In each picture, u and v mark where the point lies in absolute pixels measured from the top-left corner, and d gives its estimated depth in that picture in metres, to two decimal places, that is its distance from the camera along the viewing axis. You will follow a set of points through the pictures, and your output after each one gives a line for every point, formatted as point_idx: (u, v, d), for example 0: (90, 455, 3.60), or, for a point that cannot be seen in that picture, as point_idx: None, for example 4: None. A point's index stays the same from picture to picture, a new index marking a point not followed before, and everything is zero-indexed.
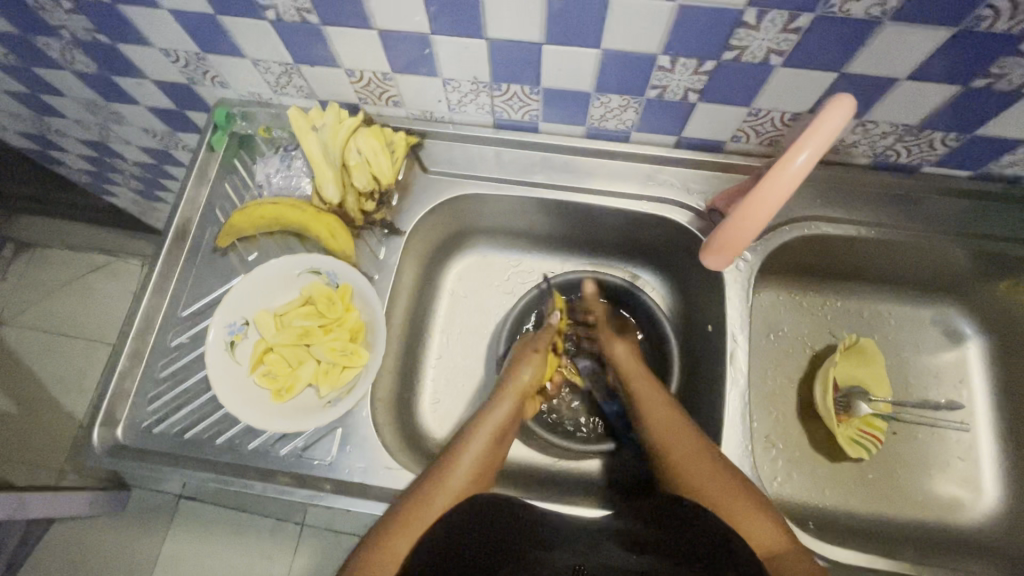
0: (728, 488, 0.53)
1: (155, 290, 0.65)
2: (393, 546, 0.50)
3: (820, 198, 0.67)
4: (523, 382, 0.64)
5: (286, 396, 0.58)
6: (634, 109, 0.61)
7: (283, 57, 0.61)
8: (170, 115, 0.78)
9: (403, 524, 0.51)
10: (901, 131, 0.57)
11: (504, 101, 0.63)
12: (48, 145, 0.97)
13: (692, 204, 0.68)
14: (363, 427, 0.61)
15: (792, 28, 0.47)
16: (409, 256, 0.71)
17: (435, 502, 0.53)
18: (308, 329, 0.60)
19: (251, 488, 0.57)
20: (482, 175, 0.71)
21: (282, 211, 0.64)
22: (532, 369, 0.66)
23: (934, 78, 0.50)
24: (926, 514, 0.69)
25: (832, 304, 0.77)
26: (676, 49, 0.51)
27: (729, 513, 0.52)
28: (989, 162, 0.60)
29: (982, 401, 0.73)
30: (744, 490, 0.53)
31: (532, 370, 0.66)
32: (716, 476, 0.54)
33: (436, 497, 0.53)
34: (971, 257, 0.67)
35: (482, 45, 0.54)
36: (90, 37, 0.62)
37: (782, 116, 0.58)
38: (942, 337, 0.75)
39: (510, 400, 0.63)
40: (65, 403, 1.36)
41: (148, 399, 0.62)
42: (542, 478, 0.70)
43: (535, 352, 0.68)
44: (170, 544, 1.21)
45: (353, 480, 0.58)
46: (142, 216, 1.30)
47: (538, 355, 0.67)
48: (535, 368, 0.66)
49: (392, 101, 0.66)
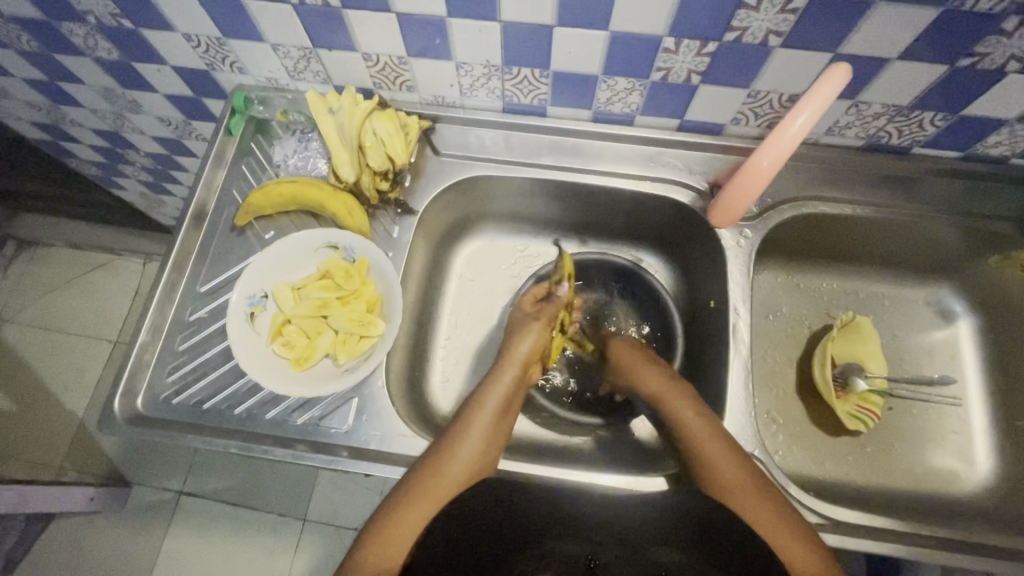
0: (743, 484, 0.53)
1: (175, 266, 0.67)
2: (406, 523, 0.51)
3: (816, 179, 0.70)
4: (524, 352, 0.63)
5: (304, 365, 0.60)
6: (639, 91, 0.64)
7: (302, 41, 0.63)
8: (186, 102, 0.80)
9: (411, 504, 0.52)
10: (893, 111, 0.60)
11: (514, 84, 0.66)
12: (61, 136, 0.98)
13: (694, 185, 0.71)
14: (378, 397, 0.63)
15: (791, 9, 0.50)
16: (421, 235, 0.74)
17: (437, 488, 0.53)
18: (326, 301, 0.62)
19: (270, 455, 0.59)
20: (492, 158, 0.73)
21: (298, 189, 0.66)
22: (532, 339, 0.64)
23: (925, 56, 0.53)
24: (923, 485, 0.71)
25: (829, 285, 0.80)
26: (681, 31, 0.54)
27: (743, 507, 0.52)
28: (976, 142, 0.64)
29: (974, 377, 0.76)
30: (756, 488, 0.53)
31: (534, 341, 0.64)
32: (733, 469, 0.54)
33: (439, 480, 0.54)
34: (961, 236, 0.70)
35: (496, 28, 0.57)
36: (114, 23, 0.64)
37: (780, 97, 0.61)
38: (934, 316, 0.78)
39: (513, 369, 0.62)
40: (66, 399, 1.36)
41: (167, 371, 0.64)
42: (551, 452, 0.71)
43: (537, 322, 0.66)
44: (170, 540, 1.21)
45: (369, 448, 0.60)
46: (148, 211, 1.31)
47: (537, 324, 0.66)
48: (534, 337, 0.65)
49: (405, 86, 0.69)
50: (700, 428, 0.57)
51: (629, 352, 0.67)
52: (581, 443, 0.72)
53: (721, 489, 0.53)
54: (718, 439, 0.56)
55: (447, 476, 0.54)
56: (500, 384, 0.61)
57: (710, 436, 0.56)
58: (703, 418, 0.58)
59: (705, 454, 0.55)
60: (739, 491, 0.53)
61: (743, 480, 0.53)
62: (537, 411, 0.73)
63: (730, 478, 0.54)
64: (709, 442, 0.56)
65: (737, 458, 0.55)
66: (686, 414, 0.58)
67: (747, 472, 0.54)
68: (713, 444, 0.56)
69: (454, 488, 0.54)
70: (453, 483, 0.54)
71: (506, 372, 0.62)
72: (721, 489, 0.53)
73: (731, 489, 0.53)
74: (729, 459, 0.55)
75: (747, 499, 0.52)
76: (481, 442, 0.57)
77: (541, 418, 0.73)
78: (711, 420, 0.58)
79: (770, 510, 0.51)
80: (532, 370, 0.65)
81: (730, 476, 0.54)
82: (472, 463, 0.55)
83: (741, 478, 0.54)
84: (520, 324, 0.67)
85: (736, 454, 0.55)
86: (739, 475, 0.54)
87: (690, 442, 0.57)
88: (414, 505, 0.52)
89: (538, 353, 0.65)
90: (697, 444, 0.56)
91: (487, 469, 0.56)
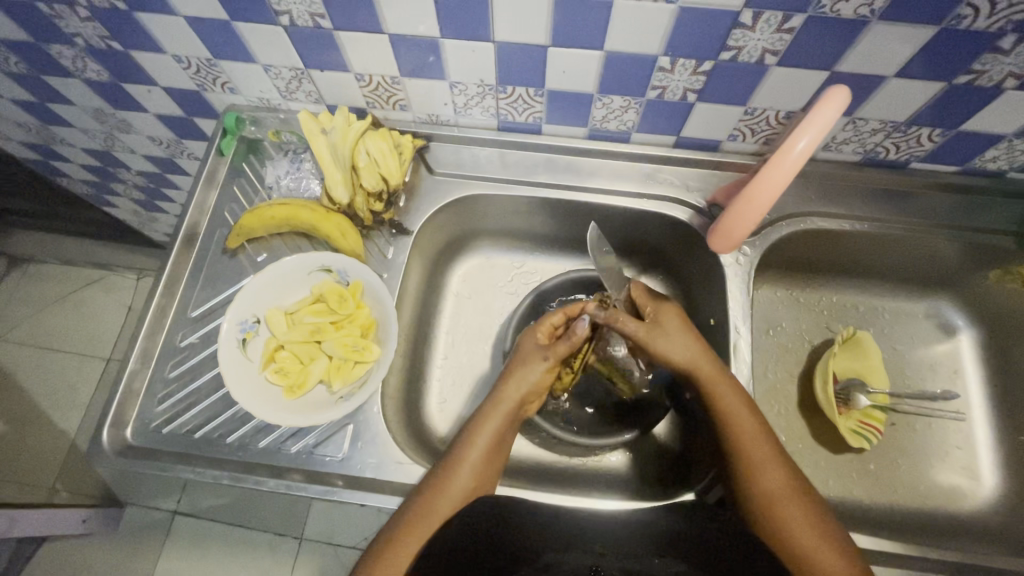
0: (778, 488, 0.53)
1: (165, 291, 0.66)
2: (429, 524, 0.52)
3: (814, 195, 0.70)
4: (529, 383, 0.60)
5: (298, 392, 0.59)
6: (635, 109, 0.63)
7: (294, 62, 0.62)
8: (177, 122, 0.79)
9: (420, 518, 0.53)
10: (890, 127, 0.60)
11: (508, 103, 0.65)
12: (51, 155, 0.97)
13: (691, 202, 0.70)
14: (373, 424, 0.61)
15: (786, 28, 0.50)
16: (416, 255, 0.73)
17: (446, 505, 0.53)
18: (320, 326, 0.61)
19: (263, 486, 0.57)
20: (487, 176, 0.73)
21: (291, 211, 0.65)
22: (538, 375, 0.60)
23: (920, 74, 0.52)
24: (928, 502, 0.70)
25: (829, 300, 0.79)
26: (676, 50, 0.53)
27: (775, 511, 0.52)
28: (974, 157, 0.63)
29: (977, 391, 0.75)
30: (793, 491, 0.53)
31: (528, 387, 0.60)
32: (772, 473, 0.53)
33: (460, 483, 0.54)
34: (959, 251, 0.70)
35: (489, 48, 0.56)
36: (103, 45, 0.63)
37: (776, 114, 0.61)
38: (934, 329, 0.78)
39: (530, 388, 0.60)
40: (58, 419, 1.33)
41: (157, 400, 0.62)
42: (552, 475, 0.70)
43: (545, 360, 0.61)
44: (164, 562, 1.18)
45: (365, 476, 0.59)
46: (142, 228, 1.29)
47: (545, 362, 0.60)
48: (539, 375, 0.60)
49: (399, 106, 0.68)
50: (749, 430, 0.55)
51: (677, 324, 0.61)
52: (581, 465, 0.71)
53: (757, 497, 0.53)
54: (763, 445, 0.55)
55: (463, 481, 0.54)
56: (511, 405, 0.59)
57: (757, 441, 0.55)
58: (754, 419, 0.56)
59: (747, 459, 0.54)
60: (777, 503, 0.52)
61: (784, 491, 0.53)
62: (535, 433, 0.72)
63: (771, 486, 0.53)
64: (756, 447, 0.55)
65: (780, 467, 0.54)
66: (736, 414, 0.56)
67: (791, 481, 0.53)
68: (758, 450, 0.54)
69: (457, 507, 0.53)
70: (458, 502, 0.54)
71: (507, 389, 0.60)
72: (757, 497, 0.53)
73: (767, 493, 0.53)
74: (772, 466, 0.54)
75: (784, 510, 0.52)
76: (481, 466, 0.56)
77: (541, 438, 0.71)
78: (759, 422, 0.56)
79: (807, 525, 0.51)
80: (529, 405, 0.62)
81: (769, 485, 0.53)
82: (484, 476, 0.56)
83: (781, 487, 0.53)
84: (527, 356, 0.62)
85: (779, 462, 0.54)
86: (779, 485, 0.53)
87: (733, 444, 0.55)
88: (423, 520, 0.52)
89: (535, 392, 0.61)
90: (741, 448, 0.55)
91: (484, 493, 0.56)
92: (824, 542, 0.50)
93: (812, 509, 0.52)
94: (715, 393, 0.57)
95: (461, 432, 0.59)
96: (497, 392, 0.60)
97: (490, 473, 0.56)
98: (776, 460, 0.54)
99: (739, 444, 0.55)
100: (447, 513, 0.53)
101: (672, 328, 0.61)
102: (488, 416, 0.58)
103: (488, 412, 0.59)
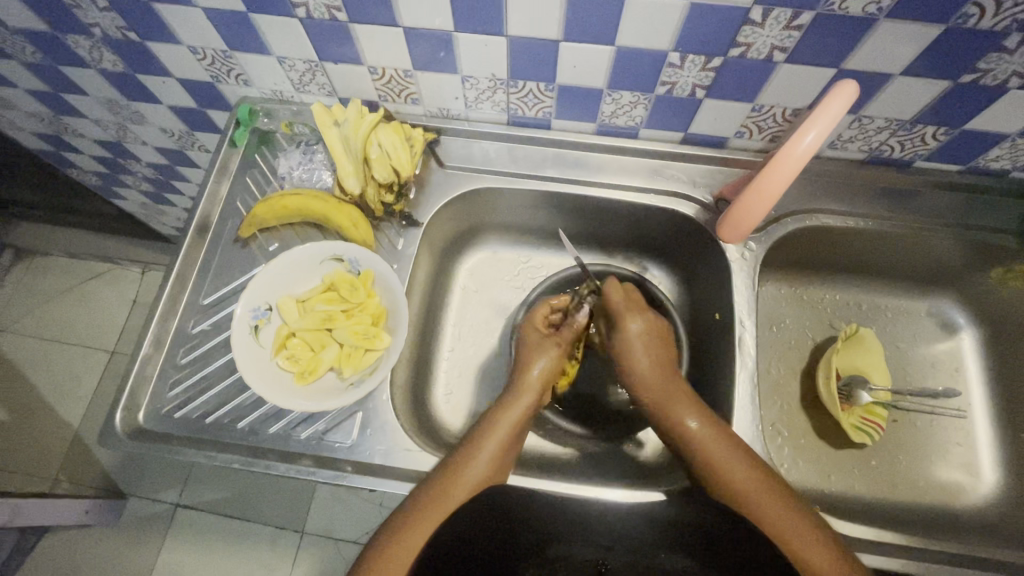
0: (753, 486, 0.53)
1: (177, 279, 0.67)
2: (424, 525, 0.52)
3: (819, 192, 0.70)
4: (540, 375, 0.61)
5: (309, 378, 0.60)
6: (644, 105, 0.64)
7: (309, 55, 0.63)
8: (191, 114, 0.80)
9: (416, 516, 0.53)
10: (895, 125, 0.61)
11: (519, 98, 0.66)
12: (62, 146, 0.98)
13: (698, 198, 0.71)
14: (382, 411, 0.62)
15: (795, 26, 0.51)
16: (425, 247, 0.74)
17: (459, 494, 0.54)
18: (331, 314, 0.62)
19: (273, 470, 0.58)
20: (497, 170, 0.74)
21: (303, 201, 0.66)
22: (548, 361, 0.62)
23: (926, 72, 0.53)
24: (929, 497, 0.71)
25: (832, 297, 0.80)
26: (686, 46, 0.54)
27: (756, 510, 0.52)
28: (978, 156, 0.64)
29: (977, 389, 0.76)
30: (768, 487, 0.53)
31: (553, 369, 0.62)
32: (745, 474, 0.53)
33: (460, 484, 0.54)
34: (962, 249, 0.70)
35: (502, 42, 0.57)
36: (120, 35, 0.64)
37: (784, 111, 0.62)
38: (936, 327, 0.79)
39: (531, 394, 0.61)
40: (62, 409, 1.34)
41: (169, 385, 0.63)
42: (556, 465, 0.71)
43: (559, 346, 0.63)
44: (166, 552, 1.19)
45: (374, 463, 0.60)
46: (149, 220, 1.30)
47: (556, 346, 0.63)
48: (554, 359, 0.62)
49: (410, 99, 0.69)
50: (708, 437, 0.55)
51: (637, 332, 0.61)
52: (585, 457, 0.72)
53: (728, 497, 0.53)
54: (726, 448, 0.55)
55: (463, 484, 0.54)
56: (514, 403, 0.60)
57: (716, 446, 0.55)
58: (710, 425, 0.56)
59: (712, 465, 0.54)
60: (755, 503, 0.52)
61: (753, 489, 0.53)
62: (540, 424, 0.73)
63: (744, 486, 0.53)
64: (716, 450, 0.55)
65: (745, 465, 0.54)
66: (691, 422, 0.56)
67: (763, 478, 0.53)
68: (719, 454, 0.54)
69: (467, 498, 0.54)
70: (469, 492, 0.54)
71: (539, 372, 0.62)
72: (729, 500, 0.53)
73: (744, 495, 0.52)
74: (739, 467, 0.54)
75: (763, 507, 0.52)
76: (497, 456, 0.57)
77: (546, 430, 0.72)
78: (716, 425, 0.57)
79: (786, 519, 0.51)
80: (547, 393, 0.64)
81: (736, 485, 0.53)
82: (488, 476, 0.55)
83: (751, 485, 0.53)
84: (539, 344, 0.64)
85: (746, 461, 0.54)
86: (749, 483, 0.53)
87: (696, 454, 0.55)
88: (426, 514, 0.53)
89: (551, 378, 0.63)
90: (701, 455, 0.55)
91: (499, 482, 0.56)
92: (808, 536, 0.50)
93: (788, 501, 0.52)
94: (668, 407, 0.58)
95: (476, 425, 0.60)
96: (524, 380, 0.61)
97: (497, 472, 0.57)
98: (741, 458, 0.54)
99: (701, 455, 0.55)
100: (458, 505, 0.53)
101: (627, 337, 0.61)
102: (511, 406, 0.60)
103: (508, 402, 0.60)
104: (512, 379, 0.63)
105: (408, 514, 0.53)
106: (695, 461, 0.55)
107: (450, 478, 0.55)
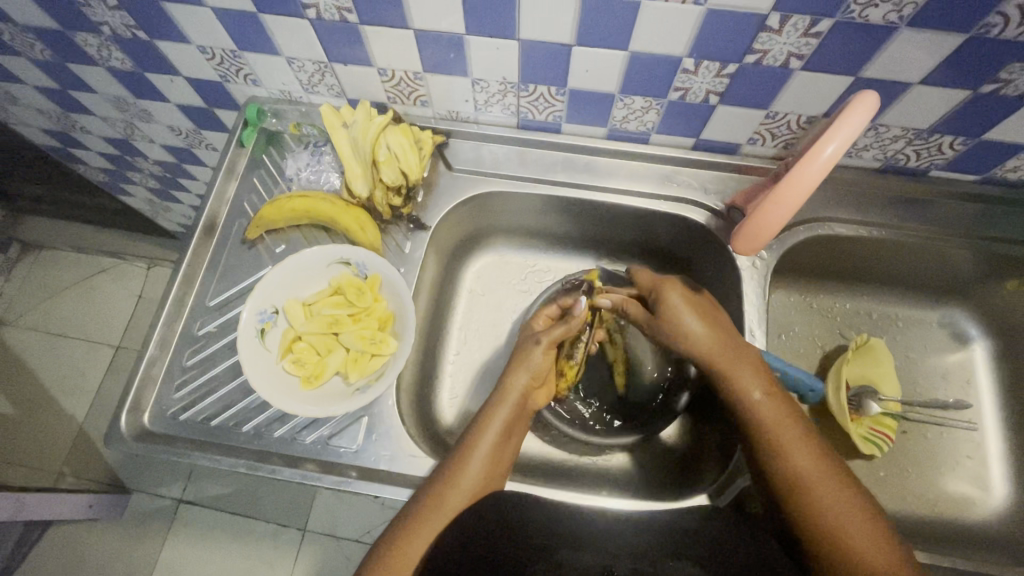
0: (813, 467, 0.52)
1: (184, 280, 0.67)
2: (439, 517, 0.53)
3: (833, 200, 0.69)
4: (522, 386, 0.61)
5: (315, 382, 0.60)
6: (656, 110, 0.63)
7: (318, 55, 0.63)
8: (198, 112, 0.80)
9: (431, 510, 0.53)
10: (912, 135, 0.60)
11: (530, 101, 0.65)
12: (69, 142, 0.98)
13: (709, 205, 0.70)
14: (388, 417, 0.62)
15: (813, 33, 0.50)
16: (432, 250, 0.73)
17: (456, 500, 0.54)
18: (337, 318, 0.62)
19: (278, 474, 0.58)
20: (505, 173, 0.73)
21: (311, 204, 0.66)
22: (524, 375, 0.62)
23: (944, 82, 0.52)
24: (938, 510, 0.70)
25: (843, 306, 0.79)
26: (701, 52, 0.53)
27: (811, 490, 0.51)
28: (996, 167, 0.63)
29: (989, 402, 0.75)
30: (829, 470, 0.52)
31: (530, 372, 0.62)
32: (807, 454, 0.53)
33: (456, 491, 0.54)
34: (976, 259, 0.69)
35: (514, 46, 0.56)
36: (129, 34, 0.64)
37: (798, 119, 0.61)
38: (948, 338, 0.78)
39: (517, 389, 0.61)
40: (66, 404, 1.34)
41: (174, 387, 0.63)
42: (562, 472, 0.70)
43: (538, 343, 0.63)
44: (168, 548, 1.19)
45: (379, 468, 0.59)
46: (155, 217, 1.30)
47: (539, 348, 0.62)
48: (530, 369, 0.62)
49: (420, 101, 0.68)
50: (770, 413, 0.55)
51: (689, 304, 0.61)
52: (592, 463, 0.71)
53: (785, 477, 0.52)
54: (790, 426, 0.54)
55: (460, 490, 0.54)
56: (511, 386, 0.61)
57: (784, 423, 0.55)
58: (778, 403, 0.56)
59: (775, 441, 0.54)
60: (811, 483, 0.51)
61: (817, 472, 0.52)
62: (545, 430, 0.72)
63: (802, 466, 0.52)
64: (782, 428, 0.54)
65: (809, 449, 0.53)
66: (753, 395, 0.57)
67: (822, 463, 0.52)
68: (786, 431, 0.54)
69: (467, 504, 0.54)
70: (469, 497, 0.54)
71: (513, 378, 0.61)
72: (789, 477, 0.52)
73: (798, 476, 0.52)
74: (798, 447, 0.53)
75: (819, 491, 0.51)
76: (491, 460, 0.56)
77: (551, 436, 0.72)
78: (784, 404, 0.56)
79: (845, 503, 0.50)
80: (535, 397, 0.63)
81: (800, 467, 0.52)
82: (482, 484, 0.55)
83: (813, 468, 0.52)
84: (524, 345, 0.64)
85: (808, 442, 0.54)
86: (813, 467, 0.52)
87: (758, 429, 0.55)
88: (444, 508, 0.53)
89: (537, 379, 0.62)
90: (767, 430, 0.55)
91: (495, 488, 0.56)
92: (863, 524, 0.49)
93: (850, 486, 0.51)
94: (729, 375, 0.58)
95: (467, 429, 0.60)
96: (504, 383, 0.62)
97: (492, 477, 0.56)
98: (807, 441, 0.54)
99: (762, 426, 0.55)
100: (457, 509, 0.53)
101: (678, 316, 0.61)
102: (494, 410, 0.60)
103: (494, 405, 0.60)
104: (495, 386, 0.63)
105: (427, 503, 0.54)
106: (756, 437, 0.55)
107: (456, 482, 0.54)
